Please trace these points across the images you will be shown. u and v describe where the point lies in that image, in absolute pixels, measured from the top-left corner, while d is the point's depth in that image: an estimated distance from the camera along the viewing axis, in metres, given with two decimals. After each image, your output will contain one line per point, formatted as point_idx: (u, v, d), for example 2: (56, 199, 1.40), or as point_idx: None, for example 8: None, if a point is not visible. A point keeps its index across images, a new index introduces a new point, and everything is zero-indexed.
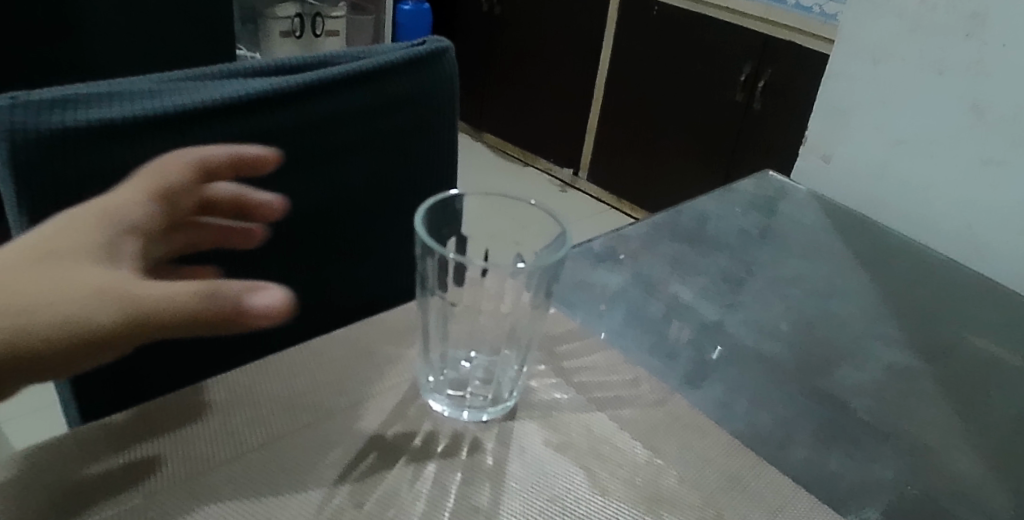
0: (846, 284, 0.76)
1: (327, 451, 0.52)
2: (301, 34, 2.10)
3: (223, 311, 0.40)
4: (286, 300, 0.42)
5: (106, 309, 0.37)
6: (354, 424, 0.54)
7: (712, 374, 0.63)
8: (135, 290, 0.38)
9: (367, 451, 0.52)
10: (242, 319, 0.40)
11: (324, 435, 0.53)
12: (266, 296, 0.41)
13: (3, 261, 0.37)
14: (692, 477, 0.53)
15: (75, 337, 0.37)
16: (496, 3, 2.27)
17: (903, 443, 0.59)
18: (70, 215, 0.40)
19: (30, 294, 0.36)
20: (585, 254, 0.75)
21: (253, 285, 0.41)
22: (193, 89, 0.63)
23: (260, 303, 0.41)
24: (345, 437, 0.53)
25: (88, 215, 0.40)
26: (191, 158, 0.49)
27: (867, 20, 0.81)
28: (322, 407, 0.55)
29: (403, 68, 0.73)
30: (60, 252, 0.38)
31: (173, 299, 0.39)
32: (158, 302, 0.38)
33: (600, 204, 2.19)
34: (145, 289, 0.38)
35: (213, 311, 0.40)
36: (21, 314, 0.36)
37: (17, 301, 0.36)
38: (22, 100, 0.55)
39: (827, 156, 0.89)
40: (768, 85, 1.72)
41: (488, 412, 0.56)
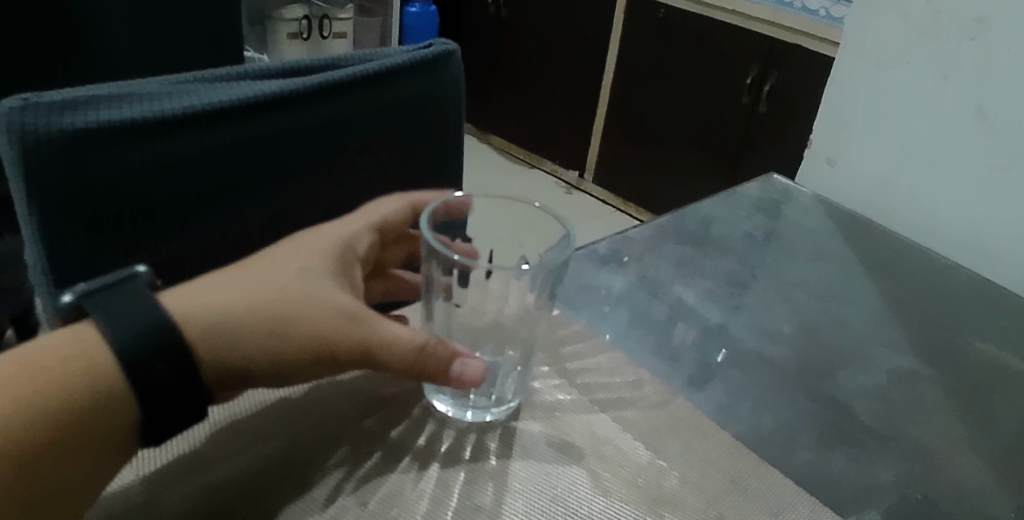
0: (850, 288, 0.76)
1: (332, 449, 0.52)
2: (309, 36, 2.11)
3: (432, 360, 0.52)
4: (481, 373, 0.53)
5: (351, 338, 0.50)
6: (359, 424, 0.54)
7: (715, 377, 0.63)
8: (370, 326, 0.51)
9: (371, 450, 0.53)
10: (446, 375, 0.52)
11: (329, 433, 0.54)
12: (471, 363, 0.53)
13: (272, 285, 0.49)
14: (694, 479, 0.54)
15: (322, 350, 0.50)
16: (502, 5, 2.28)
17: (904, 447, 0.59)
18: (330, 256, 0.54)
19: (300, 311, 0.49)
20: (590, 256, 0.76)
21: (462, 353, 0.54)
22: (203, 91, 0.64)
23: (462, 364, 0.53)
24: (349, 436, 0.54)
25: (338, 260, 0.54)
26: (408, 205, 0.62)
27: (872, 24, 0.82)
28: (331, 408, 0.55)
29: (410, 71, 0.74)
30: (324, 282, 0.51)
31: (400, 341, 0.51)
32: (387, 341, 0.51)
33: (606, 206, 2.20)
34: (376, 328, 0.51)
35: (428, 359, 0.52)
36: (291, 325, 0.48)
37: (288, 311, 0.49)
38: (33, 101, 0.56)
39: (832, 160, 0.89)
40: (774, 88, 1.72)
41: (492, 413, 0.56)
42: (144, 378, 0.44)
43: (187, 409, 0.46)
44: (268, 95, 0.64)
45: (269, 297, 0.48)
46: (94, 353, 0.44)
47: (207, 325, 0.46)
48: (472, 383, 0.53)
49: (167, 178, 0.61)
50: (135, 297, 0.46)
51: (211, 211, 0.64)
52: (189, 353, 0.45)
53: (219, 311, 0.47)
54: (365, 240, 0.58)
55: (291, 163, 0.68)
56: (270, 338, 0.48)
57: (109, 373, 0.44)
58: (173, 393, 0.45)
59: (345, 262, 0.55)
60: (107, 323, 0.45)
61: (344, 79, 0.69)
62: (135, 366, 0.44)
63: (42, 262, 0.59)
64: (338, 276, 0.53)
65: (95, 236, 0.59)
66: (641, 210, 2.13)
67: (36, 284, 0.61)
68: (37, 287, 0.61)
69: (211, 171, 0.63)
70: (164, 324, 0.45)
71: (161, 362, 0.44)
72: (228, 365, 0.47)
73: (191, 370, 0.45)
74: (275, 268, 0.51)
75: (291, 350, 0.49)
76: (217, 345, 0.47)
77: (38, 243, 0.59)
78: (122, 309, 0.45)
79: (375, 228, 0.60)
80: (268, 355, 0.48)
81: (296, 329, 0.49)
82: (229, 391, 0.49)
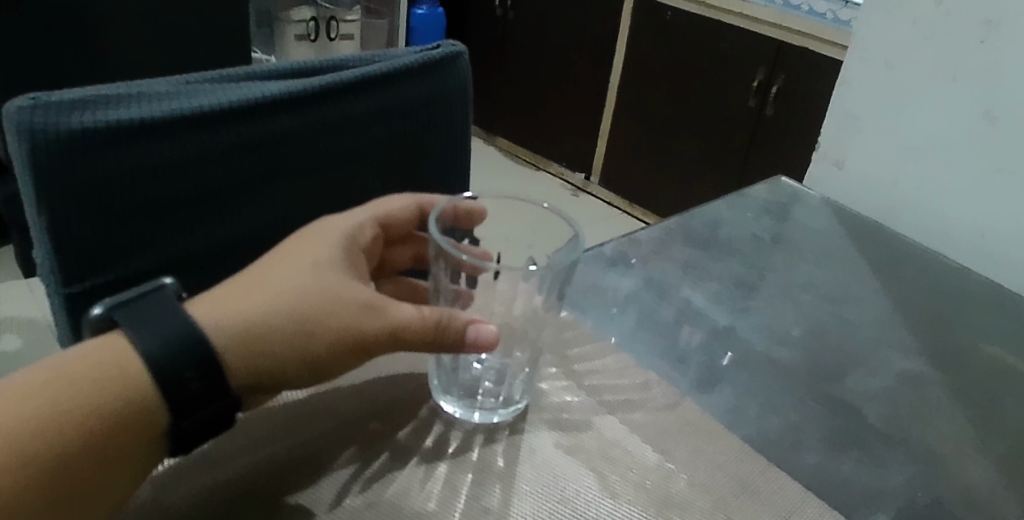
0: (859, 291, 0.75)
1: (338, 449, 0.52)
2: (316, 38, 2.11)
3: (449, 331, 0.52)
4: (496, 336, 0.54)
5: (372, 328, 0.50)
6: (365, 425, 0.54)
7: (723, 379, 0.63)
8: (388, 312, 0.51)
9: (378, 451, 0.52)
10: (463, 343, 0.53)
11: (335, 434, 0.53)
12: (485, 328, 0.53)
13: (289, 282, 0.49)
14: (702, 481, 0.53)
15: (346, 342, 0.50)
16: (509, 8, 2.28)
17: (913, 450, 0.59)
18: (336, 248, 0.54)
19: (320, 305, 0.49)
20: (597, 257, 0.75)
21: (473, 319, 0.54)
22: (211, 91, 0.64)
23: (477, 331, 0.53)
24: (356, 436, 0.53)
25: (345, 251, 0.54)
26: (414, 203, 0.63)
27: (881, 27, 0.81)
28: (344, 413, 0.55)
29: (417, 72, 0.73)
30: (339, 274, 0.51)
31: (418, 320, 0.51)
32: (405, 323, 0.51)
33: (612, 208, 2.20)
34: (393, 312, 0.51)
35: (445, 333, 0.52)
36: (314, 324, 0.49)
37: (310, 310, 0.49)
38: (41, 100, 0.56)
39: (839, 162, 0.89)
40: (781, 90, 1.72)
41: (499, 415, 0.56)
42: (175, 387, 0.44)
43: (219, 415, 0.46)
44: (276, 96, 0.64)
45: (289, 297, 0.49)
46: (123, 363, 0.44)
47: (234, 334, 0.46)
48: (489, 345, 0.53)
49: (175, 177, 0.61)
50: (161, 309, 0.46)
51: (219, 211, 0.65)
52: (221, 364, 0.46)
53: (244, 318, 0.47)
54: (365, 232, 0.58)
55: (297, 163, 0.68)
56: (300, 336, 0.48)
57: (140, 383, 0.44)
58: (204, 402, 0.45)
59: (351, 252, 0.55)
60: (137, 336, 0.45)
61: (353, 80, 0.69)
62: (167, 374, 0.44)
63: (51, 261, 0.59)
64: (349, 268, 0.53)
65: (103, 235, 0.60)
66: (647, 213, 2.13)
67: (45, 281, 0.62)
68: (46, 284, 0.62)
69: (218, 170, 0.63)
70: (194, 334, 0.45)
71: (192, 371, 0.45)
72: (258, 370, 0.47)
73: (224, 379, 0.46)
74: (290, 266, 0.50)
75: (317, 348, 0.49)
76: (246, 352, 0.47)
77: (47, 242, 0.59)
78: (150, 321, 0.45)
79: (377, 223, 0.60)
80: (297, 356, 0.48)
81: (320, 327, 0.49)
82: (260, 395, 0.49)
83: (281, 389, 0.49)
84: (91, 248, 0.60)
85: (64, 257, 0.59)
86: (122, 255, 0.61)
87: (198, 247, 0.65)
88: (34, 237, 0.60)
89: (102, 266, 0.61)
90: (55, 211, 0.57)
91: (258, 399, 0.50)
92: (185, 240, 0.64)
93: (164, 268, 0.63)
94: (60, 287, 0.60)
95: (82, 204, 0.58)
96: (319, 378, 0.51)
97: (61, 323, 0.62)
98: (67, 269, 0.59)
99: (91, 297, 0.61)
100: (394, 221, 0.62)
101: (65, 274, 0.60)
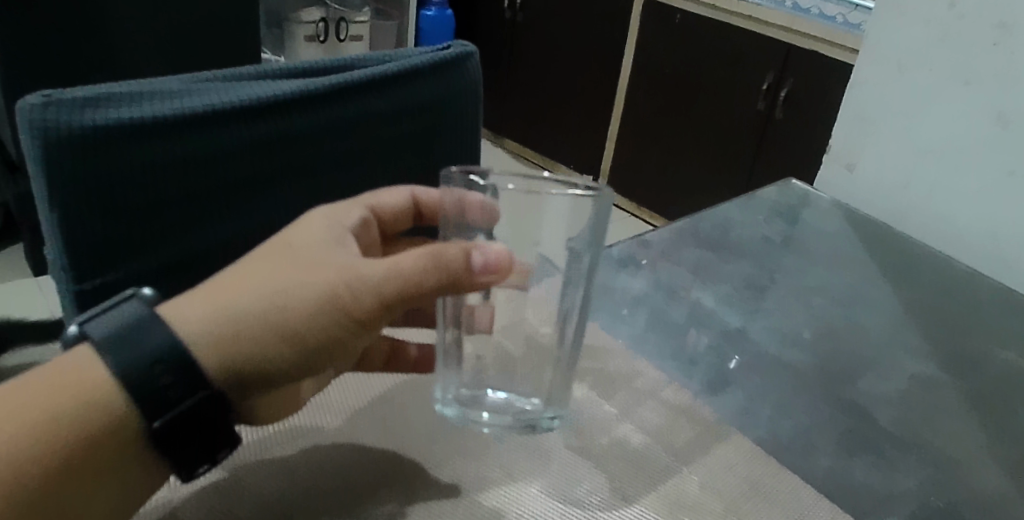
0: (871, 294, 0.75)
1: (351, 459, 0.53)
2: (325, 39, 2.12)
3: (448, 268, 0.47)
4: (508, 258, 0.49)
5: (355, 286, 0.47)
6: (379, 435, 0.55)
7: (733, 382, 0.63)
8: (361, 274, 0.47)
9: (388, 460, 0.53)
10: (469, 273, 0.48)
11: (349, 444, 0.54)
12: (491, 248, 0.48)
13: (258, 267, 0.47)
14: (713, 484, 0.53)
15: (329, 306, 0.46)
16: (518, 10, 2.28)
17: (925, 453, 0.58)
18: (327, 229, 0.51)
19: (286, 282, 0.46)
20: (607, 258, 0.75)
21: (473, 244, 0.48)
22: (222, 89, 0.64)
23: (483, 256, 0.48)
24: (369, 446, 0.54)
25: (334, 227, 0.51)
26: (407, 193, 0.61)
27: (893, 30, 0.81)
28: (360, 433, 0.55)
29: (428, 74, 0.73)
30: (319, 245, 0.48)
31: (408, 268, 0.47)
32: (393, 273, 0.47)
33: (619, 211, 2.20)
34: (378, 267, 0.47)
35: (444, 271, 0.47)
36: (288, 294, 0.46)
37: (281, 282, 0.46)
38: (54, 97, 0.56)
39: (851, 166, 0.88)
40: (790, 94, 1.72)
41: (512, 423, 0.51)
42: (146, 389, 0.42)
43: (202, 411, 0.44)
44: (286, 94, 0.64)
45: (259, 275, 0.46)
46: (84, 371, 0.43)
47: (205, 322, 0.44)
48: (503, 270, 0.48)
49: (185, 175, 0.61)
50: (126, 315, 0.44)
51: (229, 209, 0.65)
52: (193, 361, 0.43)
53: (213, 303, 0.45)
54: (357, 214, 0.55)
55: (306, 162, 0.68)
56: (272, 314, 0.45)
57: (108, 387, 0.43)
58: (182, 401, 0.43)
59: (343, 229, 0.52)
60: (101, 346, 0.43)
61: (363, 80, 0.69)
62: (135, 379, 0.42)
63: (62, 258, 0.59)
64: (337, 237, 0.50)
65: (114, 232, 0.60)
66: (655, 216, 2.13)
67: (56, 277, 0.62)
68: (57, 281, 0.62)
69: (226, 169, 0.63)
70: (162, 339, 0.43)
71: (160, 367, 0.42)
72: (236, 354, 0.45)
73: (199, 376, 0.43)
74: (262, 254, 0.48)
75: (295, 318, 0.46)
76: (216, 337, 0.45)
77: (57, 240, 0.59)
78: (115, 331, 0.43)
79: (367, 207, 0.58)
80: (274, 332, 0.45)
81: (295, 297, 0.46)
82: (251, 385, 0.46)
83: (273, 377, 0.47)
84: (102, 245, 0.60)
85: (73, 255, 0.59)
86: (132, 252, 0.61)
87: (206, 245, 0.65)
88: (45, 234, 0.60)
89: (112, 262, 0.61)
90: (66, 208, 0.57)
91: (253, 391, 0.47)
92: (193, 238, 0.64)
93: (172, 265, 0.64)
94: (69, 285, 0.60)
95: (92, 201, 0.58)
96: (312, 356, 0.48)
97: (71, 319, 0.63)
98: (77, 266, 0.59)
99: (101, 293, 0.61)
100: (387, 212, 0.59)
101: (76, 271, 0.60)
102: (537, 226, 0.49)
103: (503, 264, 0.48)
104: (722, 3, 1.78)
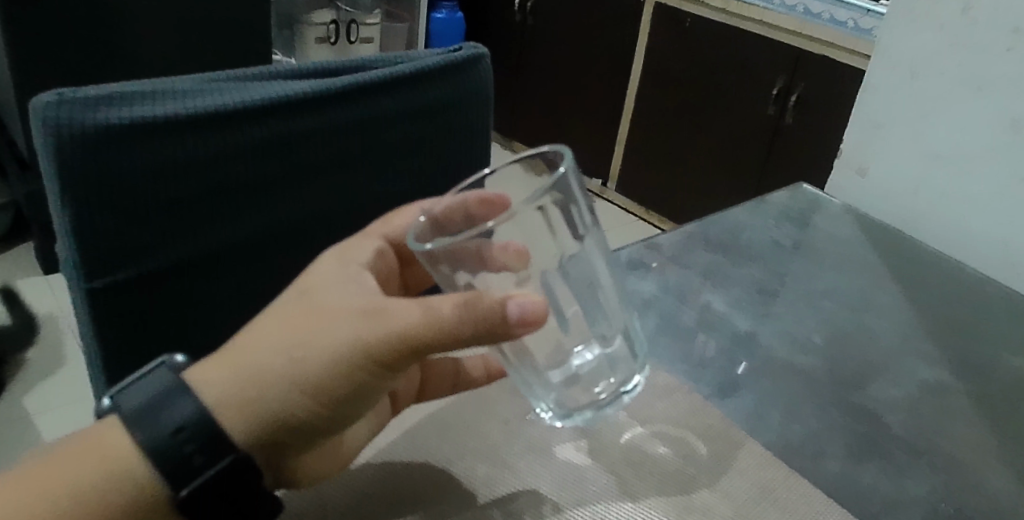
0: (882, 299, 0.75)
1: (374, 480, 0.53)
2: (336, 41, 2.12)
3: (484, 316, 0.42)
4: (545, 306, 0.43)
5: (378, 333, 0.43)
6: (404, 453, 0.55)
7: (743, 385, 0.63)
8: (389, 317, 0.43)
9: (407, 478, 0.53)
10: (506, 324, 0.43)
11: (376, 467, 0.54)
12: (527, 297, 0.43)
13: (280, 315, 0.46)
14: (723, 488, 0.54)
15: (350, 356, 0.44)
16: (528, 13, 2.28)
17: (936, 459, 0.58)
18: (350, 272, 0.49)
19: (309, 330, 0.45)
20: (616, 261, 0.75)
21: (511, 292, 0.43)
22: (234, 89, 0.64)
23: (519, 305, 0.42)
24: (391, 468, 0.54)
25: (351, 267, 0.49)
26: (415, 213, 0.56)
27: (905, 33, 0.81)
28: (387, 459, 0.54)
29: (438, 74, 0.73)
30: (338, 290, 0.46)
31: (438, 316, 0.42)
32: (419, 318, 0.43)
33: (628, 215, 2.21)
34: (403, 310, 0.43)
35: (479, 320, 0.42)
36: (305, 347, 0.44)
37: (298, 332, 0.44)
38: (68, 96, 0.57)
39: (862, 170, 0.88)
40: (800, 99, 1.71)
41: (625, 389, 0.54)
42: (171, 459, 0.43)
43: (227, 480, 0.44)
44: (296, 95, 0.64)
45: (277, 328, 0.45)
46: (109, 441, 0.44)
47: (225, 384, 0.44)
48: (539, 319, 0.43)
49: (196, 175, 0.61)
50: (152, 387, 0.44)
51: (240, 209, 0.65)
52: (220, 432, 0.44)
53: (234, 365, 0.45)
54: (370, 248, 0.53)
55: (317, 162, 0.68)
56: (294, 368, 0.44)
57: (132, 458, 0.44)
58: (206, 471, 0.43)
59: (361, 271, 0.50)
60: (128, 418, 0.44)
61: (372, 80, 0.69)
62: (159, 450, 0.43)
63: (74, 257, 0.60)
64: (357, 279, 0.47)
65: (126, 232, 0.60)
66: (664, 220, 2.13)
67: (69, 276, 0.62)
68: (69, 280, 0.62)
69: (239, 169, 0.63)
70: (186, 411, 0.43)
71: (185, 437, 0.43)
72: (259, 413, 0.44)
73: (225, 444, 0.44)
74: (284, 305, 0.46)
75: (315, 370, 0.44)
76: (239, 397, 0.44)
77: (69, 238, 0.59)
78: (141, 405, 0.44)
79: (382, 238, 0.55)
80: (295, 386, 0.44)
81: (313, 348, 0.44)
82: (276, 439, 0.46)
83: (301, 428, 0.46)
84: (114, 244, 0.60)
85: (85, 253, 0.59)
86: (144, 252, 0.61)
87: (216, 245, 0.65)
88: (58, 234, 0.60)
89: (123, 262, 0.61)
90: (78, 206, 0.58)
91: (282, 442, 0.47)
92: (203, 236, 0.64)
93: (183, 264, 0.64)
94: (81, 282, 0.61)
95: (105, 200, 0.58)
96: (340, 404, 0.46)
97: (83, 318, 0.63)
98: (89, 265, 0.60)
99: (112, 293, 0.61)
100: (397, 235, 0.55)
101: (87, 270, 0.60)
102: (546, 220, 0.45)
103: (539, 314, 0.43)
104: (732, 7, 1.77)
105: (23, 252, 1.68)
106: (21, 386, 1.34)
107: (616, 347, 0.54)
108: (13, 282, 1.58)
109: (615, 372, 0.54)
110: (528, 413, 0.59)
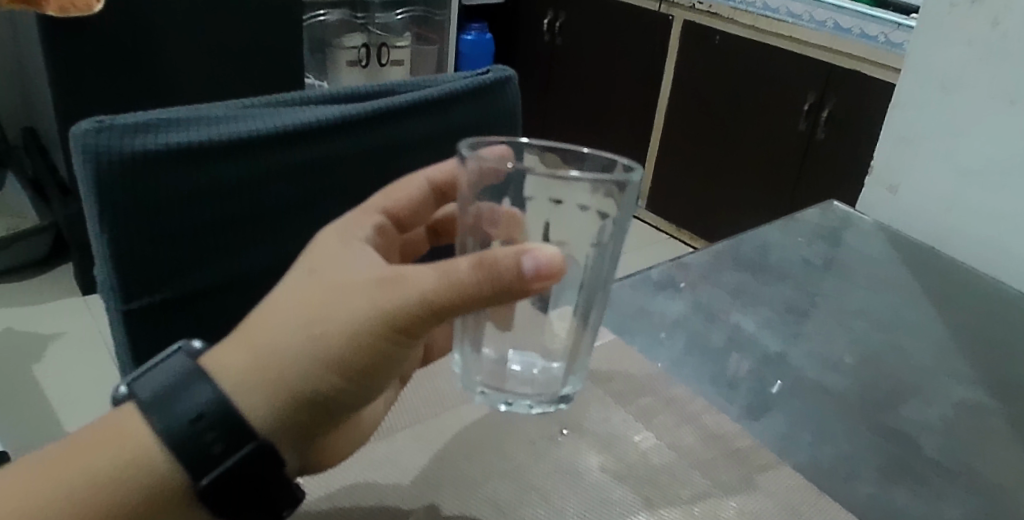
0: (915, 319, 0.74)
1: (405, 494, 0.53)
2: (367, 64, 2.17)
3: (495, 273, 0.42)
4: (561, 259, 0.43)
5: (394, 302, 0.43)
6: (431, 469, 0.55)
7: (773, 407, 0.62)
8: (404, 282, 0.43)
9: (440, 496, 0.53)
10: (522, 280, 0.42)
11: (409, 479, 0.54)
12: (541, 250, 0.42)
13: (294, 291, 0.45)
14: (752, 510, 0.54)
15: (373, 326, 0.44)
16: (557, 32, 2.29)
17: (971, 482, 0.57)
18: (357, 242, 0.48)
19: (324, 305, 0.44)
20: (644, 281, 0.75)
21: (524, 247, 0.43)
22: (268, 114, 0.65)
23: (534, 261, 0.42)
24: (421, 483, 0.54)
25: (353, 241, 0.48)
26: (422, 180, 0.56)
27: (938, 46, 0.80)
28: (417, 475, 0.55)
29: (467, 97, 0.74)
30: (346, 264, 0.45)
31: (454, 277, 0.42)
32: (434, 280, 0.42)
33: (658, 233, 2.20)
34: (417, 275, 0.43)
35: (493, 276, 0.42)
36: (323, 321, 0.44)
37: (315, 310, 0.44)
38: (107, 122, 0.58)
39: (893, 187, 0.87)
40: (832, 114, 1.70)
41: (536, 404, 0.50)
42: (192, 449, 0.44)
43: (250, 465, 0.45)
44: (326, 120, 0.65)
45: (291, 306, 0.44)
46: (124, 431, 0.44)
47: (243, 369, 0.44)
48: (556, 273, 0.43)
49: (229, 197, 0.63)
50: (169, 373, 0.45)
51: (270, 230, 0.66)
52: (243, 420, 0.44)
53: (250, 347, 0.44)
54: (370, 225, 0.51)
55: (349, 186, 0.69)
56: (314, 344, 0.44)
57: (141, 440, 0.44)
58: (228, 458, 0.44)
59: (362, 243, 0.48)
60: (146, 405, 0.44)
61: (400, 104, 0.69)
62: (178, 438, 0.44)
63: (112, 280, 0.62)
64: (360, 251, 0.47)
65: (161, 254, 0.62)
66: (695, 237, 2.12)
67: (106, 296, 0.64)
68: (106, 299, 0.64)
69: (271, 193, 0.65)
70: (206, 397, 0.44)
71: (212, 433, 0.44)
72: (284, 392, 0.44)
73: (247, 430, 0.44)
74: (296, 280, 0.45)
75: (336, 345, 0.44)
76: (258, 383, 0.44)
77: (108, 260, 0.61)
78: (157, 392, 0.44)
79: (382, 213, 0.53)
80: (320, 364, 0.44)
81: (331, 322, 0.44)
82: (301, 425, 0.46)
83: (330, 407, 0.46)
84: (149, 267, 0.62)
85: (124, 276, 0.61)
86: (177, 274, 0.63)
87: (248, 268, 0.67)
88: (96, 254, 0.62)
89: (159, 284, 0.63)
90: (116, 230, 0.59)
91: (307, 429, 0.47)
92: (235, 258, 0.66)
93: (216, 286, 0.66)
94: (118, 304, 0.63)
95: (142, 223, 0.60)
96: (362, 378, 0.46)
97: (118, 337, 0.65)
98: (127, 288, 0.62)
99: (148, 312, 0.63)
100: (411, 208, 0.55)
101: (125, 292, 0.62)
102: (579, 213, 0.46)
103: (557, 268, 0.43)
104: (761, 24, 1.77)
105: (64, 274, 1.72)
106: (58, 399, 1.37)
107: (555, 369, 0.51)
108: (53, 304, 1.62)
109: (546, 381, 0.51)
110: (557, 434, 0.59)
